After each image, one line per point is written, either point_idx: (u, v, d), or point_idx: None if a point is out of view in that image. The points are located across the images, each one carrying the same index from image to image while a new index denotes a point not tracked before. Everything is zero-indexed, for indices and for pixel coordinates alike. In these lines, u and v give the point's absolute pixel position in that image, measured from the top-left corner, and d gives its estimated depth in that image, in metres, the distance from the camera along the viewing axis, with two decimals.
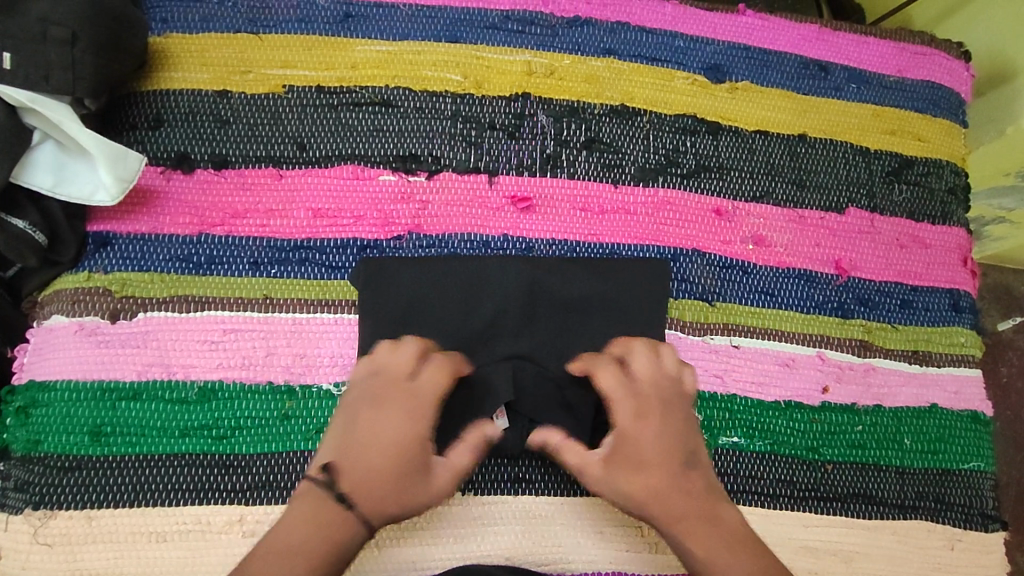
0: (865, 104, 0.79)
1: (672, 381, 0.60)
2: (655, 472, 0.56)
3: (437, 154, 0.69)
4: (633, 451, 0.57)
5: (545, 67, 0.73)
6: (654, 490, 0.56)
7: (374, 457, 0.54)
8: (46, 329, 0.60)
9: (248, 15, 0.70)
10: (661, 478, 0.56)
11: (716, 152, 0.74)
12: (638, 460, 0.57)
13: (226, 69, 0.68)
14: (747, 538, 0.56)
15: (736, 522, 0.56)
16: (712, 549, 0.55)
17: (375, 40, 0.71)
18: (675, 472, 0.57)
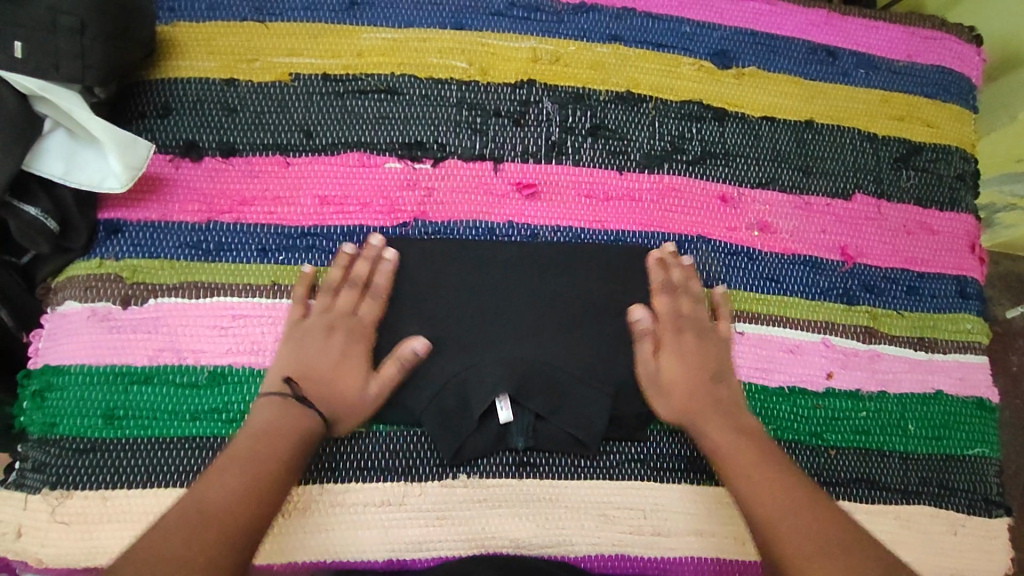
0: (873, 90, 0.78)
1: (702, 313, 0.66)
2: (689, 385, 0.62)
3: (442, 141, 0.69)
4: (688, 344, 0.64)
5: (551, 54, 0.73)
6: (686, 375, 0.63)
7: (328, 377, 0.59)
8: (60, 315, 0.61)
9: (254, 3, 0.70)
10: (691, 384, 0.62)
11: (722, 138, 0.74)
12: (679, 379, 0.63)
13: (233, 57, 0.69)
14: (760, 438, 0.60)
15: (756, 427, 0.61)
16: (727, 445, 0.60)
17: (381, 28, 0.71)
18: (705, 383, 0.63)
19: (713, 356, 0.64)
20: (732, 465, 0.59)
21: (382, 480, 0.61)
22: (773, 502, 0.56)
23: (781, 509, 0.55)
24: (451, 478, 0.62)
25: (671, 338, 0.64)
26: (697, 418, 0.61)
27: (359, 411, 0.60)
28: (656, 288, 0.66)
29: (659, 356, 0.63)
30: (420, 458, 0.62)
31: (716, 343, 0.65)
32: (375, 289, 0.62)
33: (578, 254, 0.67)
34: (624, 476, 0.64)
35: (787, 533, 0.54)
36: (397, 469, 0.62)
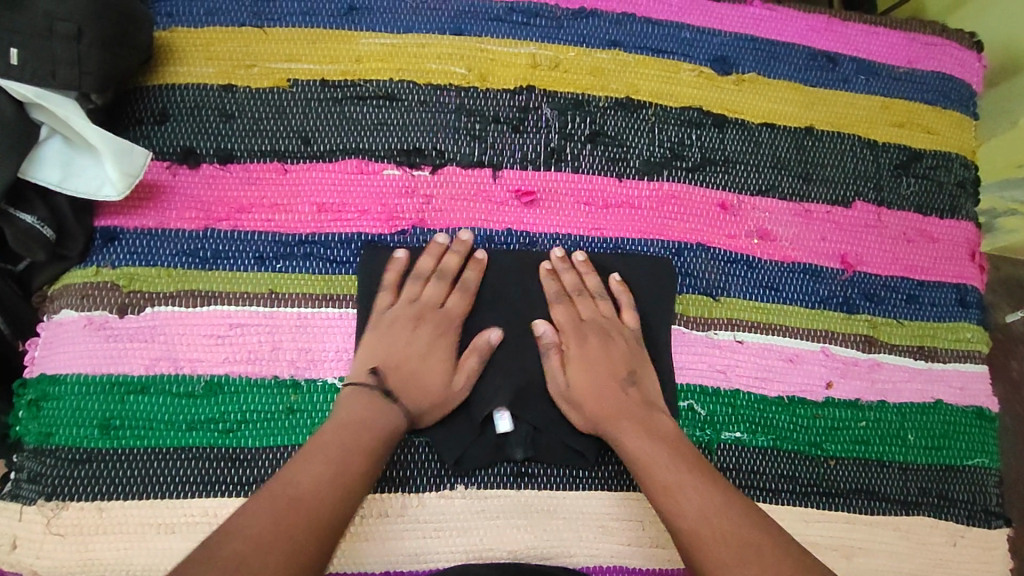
0: (874, 96, 0.78)
1: (611, 318, 0.65)
2: (594, 393, 0.61)
3: (440, 148, 0.69)
4: (586, 350, 0.63)
5: (550, 60, 0.73)
6: (590, 382, 0.61)
7: (422, 369, 0.60)
8: (55, 324, 0.61)
9: (251, 8, 0.70)
10: (598, 390, 0.61)
11: (722, 145, 0.74)
12: (566, 385, 0.62)
13: (230, 63, 0.68)
14: (678, 442, 0.59)
15: (671, 429, 0.60)
16: (643, 448, 0.58)
17: (379, 34, 0.71)
18: (615, 386, 0.61)
19: (603, 362, 0.62)
20: (637, 466, 0.58)
21: (381, 491, 0.61)
22: (694, 506, 0.54)
23: (687, 509, 0.54)
24: (449, 488, 0.62)
25: (577, 348, 0.63)
26: (609, 424, 0.60)
27: (437, 403, 0.60)
28: (553, 299, 0.65)
29: (568, 371, 0.62)
30: (419, 468, 0.62)
31: (613, 345, 0.63)
32: (465, 282, 0.63)
33: (575, 262, 0.66)
34: (624, 486, 0.64)
35: (684, 535, 0.53)
36: (396, 479, 0.61)
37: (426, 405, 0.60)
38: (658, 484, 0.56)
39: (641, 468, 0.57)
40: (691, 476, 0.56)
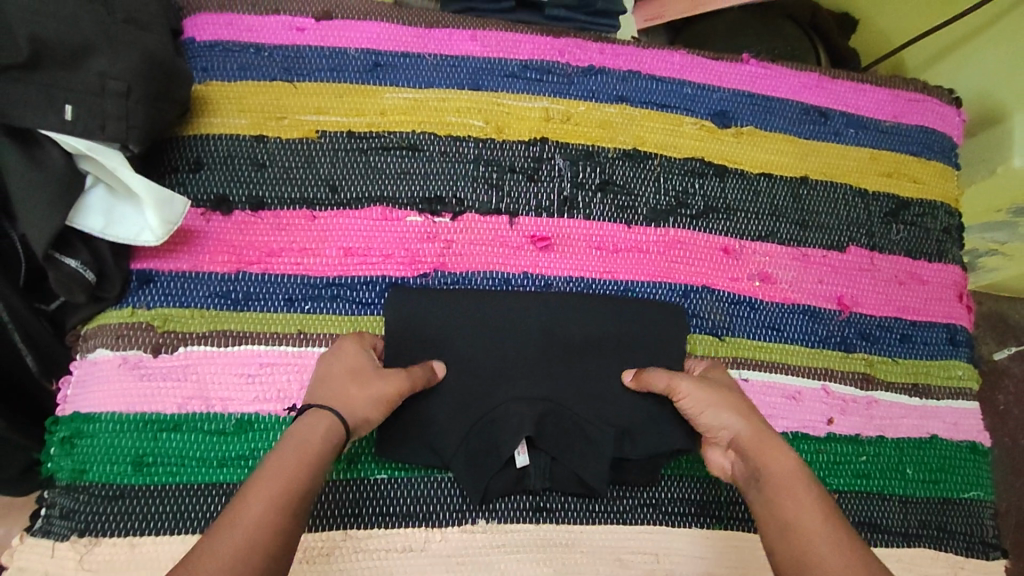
0: (863, 148, 0.84)
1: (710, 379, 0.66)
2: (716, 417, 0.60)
3: (460, 196, 0.73)
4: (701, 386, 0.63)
5: (562, 113, 0.78)
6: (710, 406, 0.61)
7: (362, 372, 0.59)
8: (90, 363, 0.63)
9: (282, 64, 0.74)
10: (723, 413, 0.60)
11: (724, 194, 0.79)
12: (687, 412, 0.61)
13: (262, 115, 0.73)
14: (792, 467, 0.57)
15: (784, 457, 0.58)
16: (775, 466, 0.56)
17: (402, 88, 0.76)
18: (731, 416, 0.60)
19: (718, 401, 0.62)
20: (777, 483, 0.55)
21: (404, 525, 0.63)
22: (826, 514, 0.52)
23: (814, 512, 0.52)
24: (470, 523, 0.64)
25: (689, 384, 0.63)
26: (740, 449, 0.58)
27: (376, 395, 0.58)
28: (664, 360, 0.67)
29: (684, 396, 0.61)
30: (440, 503, 0.64)
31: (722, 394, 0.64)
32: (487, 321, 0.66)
33: (595, 299, 0.69)
34: (637, 520, 0.66)
35: (801, 533, 0.51)
36: (419, 514, 0.63)
37: (355, 393, 0.57)
38: (781, 477, 0.55)
39: (767, 461, 0.56)
40: (822, 491, 0.54)
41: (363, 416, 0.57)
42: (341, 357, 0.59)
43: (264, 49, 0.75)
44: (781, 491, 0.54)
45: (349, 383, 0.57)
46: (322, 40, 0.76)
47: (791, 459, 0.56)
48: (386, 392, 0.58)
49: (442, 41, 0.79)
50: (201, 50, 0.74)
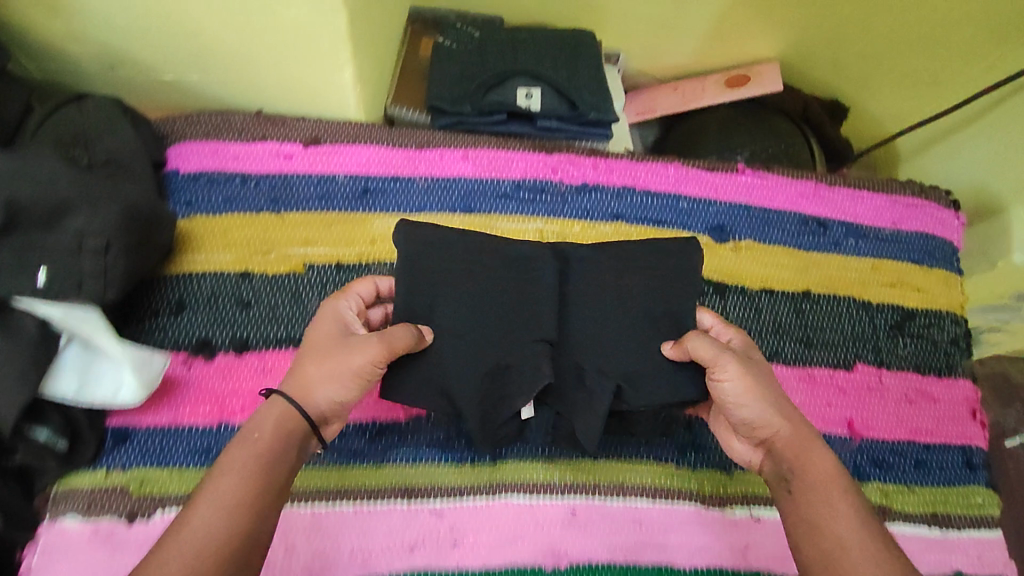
0: (864, 258, 0.82)
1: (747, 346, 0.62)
2: (758, 403, 0.56)
3: None
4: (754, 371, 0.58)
5: (557, 234, 0.77)
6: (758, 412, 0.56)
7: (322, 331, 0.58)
8: (58, 532, 0.59)
9: (269, 193, 0.73)
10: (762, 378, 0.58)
11: (725, 312, 0.76)
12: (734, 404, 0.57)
13: (248, 250, 0.70)
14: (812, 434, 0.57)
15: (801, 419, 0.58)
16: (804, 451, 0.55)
17: (391, 215, 0.74)
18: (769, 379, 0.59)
19: (756, 365, 0.59)
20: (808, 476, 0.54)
21: None
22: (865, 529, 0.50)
23: (851, 524, 0.50)
24: None
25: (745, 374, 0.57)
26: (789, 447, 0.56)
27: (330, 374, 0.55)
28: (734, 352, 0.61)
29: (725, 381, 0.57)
30: None
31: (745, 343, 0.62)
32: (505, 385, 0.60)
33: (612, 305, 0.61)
34: None
35: (834, 539, 0.50)
36: None
37: (314, 366, 0.56)
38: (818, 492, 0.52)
39: (804, 463, 0.54)
40: (860, 498, 0.53)
41: (324, 399, 0.55)
42: (317, 324, 0.59)
43: (251, 178, 0.73)
44: (806, 471, 0.54)
45: (306, 356, 0.56)
46: (310, 167, 0.74)
47: (830, 458, 0.55)
48: (341, 368, 0.55)
49: (433, 161, 0.77)
50: (185, 181, 0.72)
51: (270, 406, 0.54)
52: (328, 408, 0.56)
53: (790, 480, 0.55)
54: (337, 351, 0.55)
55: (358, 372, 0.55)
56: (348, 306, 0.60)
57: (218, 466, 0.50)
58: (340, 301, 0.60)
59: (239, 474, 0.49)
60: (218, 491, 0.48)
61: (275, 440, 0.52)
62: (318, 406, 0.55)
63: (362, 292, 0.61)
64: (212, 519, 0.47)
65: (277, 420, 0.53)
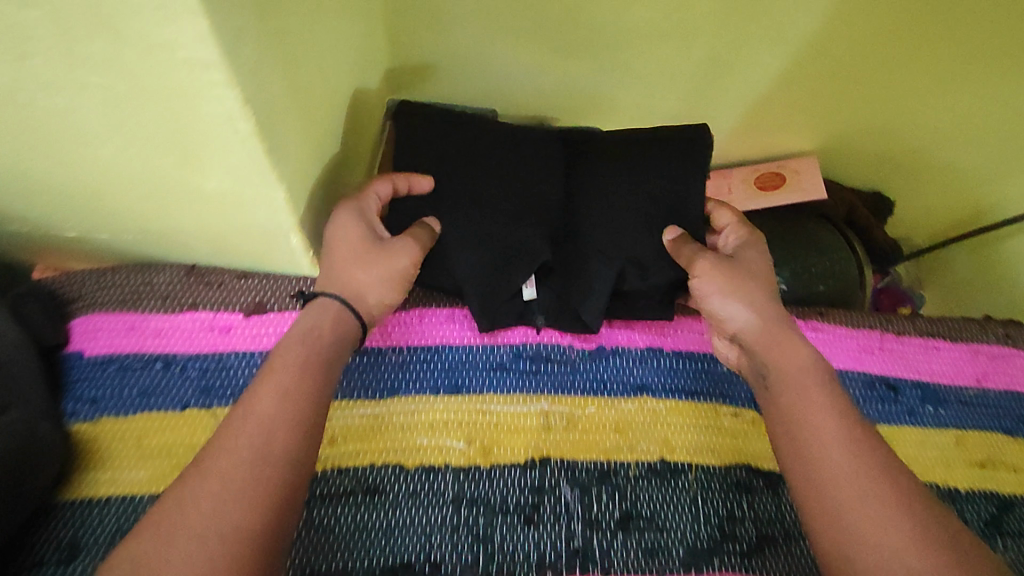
0: (946, 430, 0.66)
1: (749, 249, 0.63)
2: (757, 311, 0.58)
3: (435, 561, 0.53)
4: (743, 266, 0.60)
5: (565, 418, 0.61)
6: (750, 308, 0.58)
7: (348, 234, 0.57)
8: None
9: (199, 381, 0.57)
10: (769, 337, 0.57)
11: (782, 515, 0.58)
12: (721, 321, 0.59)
13: (170, 463, 0.53)
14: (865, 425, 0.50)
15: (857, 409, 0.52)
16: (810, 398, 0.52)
17: (359, 402, 0.60)
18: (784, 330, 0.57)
19: (754, 279, 0.60)
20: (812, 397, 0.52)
21: None
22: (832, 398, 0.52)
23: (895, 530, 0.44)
24: None
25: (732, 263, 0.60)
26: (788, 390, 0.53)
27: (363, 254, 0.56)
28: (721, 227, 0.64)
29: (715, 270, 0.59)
30: None
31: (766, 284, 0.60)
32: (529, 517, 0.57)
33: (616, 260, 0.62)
34: None
35: (840, 504, 0.46)
36: None
37: (362, 273, 0.56)
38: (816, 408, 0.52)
39: (802, 402, 0.52)
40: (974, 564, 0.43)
41: (375, 300, 0.57)
42: (334, 249, 0.57)
43: (175, 361, 0.57)
44: (805, 424, 0.51)
45: (351, 266, 0.56)
46: (253, 342, 0.58)
47: (813, 354, 0.56)
48: (390, 272, 0.58)
49: (413, 327, 0.65)
50: (90, 369, 0.56)
51: (325, 313, 0.55)
52: (376, 307, 0.58)
53: (769, 386, 0.55)
54: (385, 263, 0.57)
55: (404, 273, 0.58)
56: (361, 209, 0.58)
57: (271, 363, 0.51)
58: (369, 291, 0.57)
59: (295, 377, 0.50)
60: (228, 472, 0.43)
61: (283, 407, 0.47)
62: (340, 358, 0.54)
63: (380, 193, 0.60)
64: (213, 491, 0.42)
65: (334, 320, 0.55)
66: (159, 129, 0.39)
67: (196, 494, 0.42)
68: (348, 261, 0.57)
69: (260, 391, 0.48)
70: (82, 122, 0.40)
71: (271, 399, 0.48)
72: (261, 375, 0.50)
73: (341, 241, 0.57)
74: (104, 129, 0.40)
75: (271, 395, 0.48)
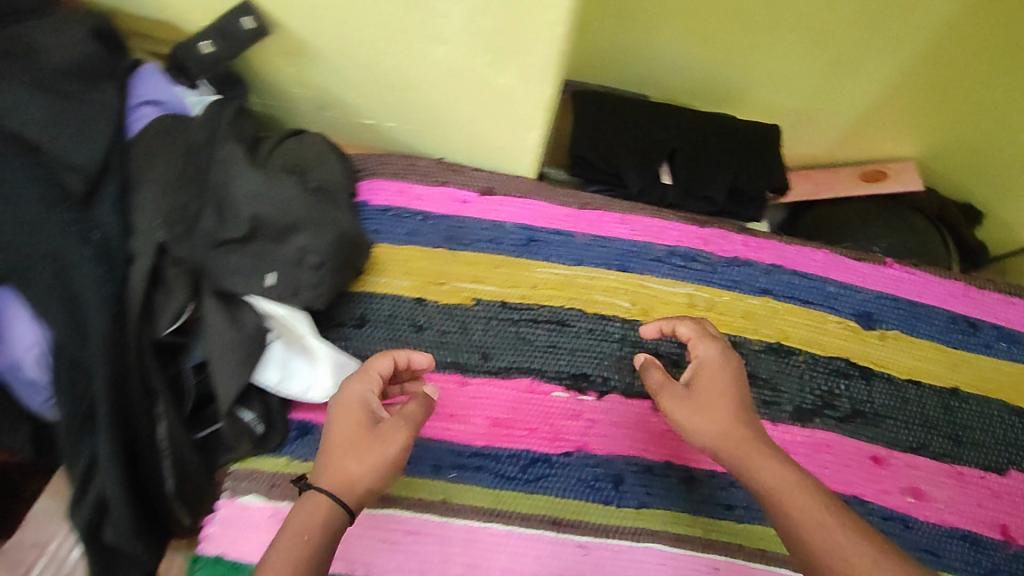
0: (1017, 363, 0.81)
1: (730, 365, 0.59)
2: (729, 417, 0.56)
3: (606, 375, 0.74)
4: (711, 387, 0.57)
5: (706, 300, 0.79)
6: (718, 429, 0.55)
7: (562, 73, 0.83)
8: (240, 504, 0.65)
9: (446, 232, 0.79)
10: (734, 441, 0.54)
11: (871, 398, 0.77)
12: (690, 422, 0.57)
13: (425, 279, 0.76)
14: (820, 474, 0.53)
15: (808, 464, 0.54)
16: (782, 478, 0.51)
17: (554, 263, 0.79)
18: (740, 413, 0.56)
19: (727, 392, 0.57)
20: (769, 508, 0.51)
21: None
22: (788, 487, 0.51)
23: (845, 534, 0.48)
24: None
25: (692, 389, 0.58)
26: (737, 455, 0.54)
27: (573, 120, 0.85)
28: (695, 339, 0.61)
29: (687, 410, 0.57)
30: None
31: (727, 380, 0.58)
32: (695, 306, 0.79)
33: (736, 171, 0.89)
34: None
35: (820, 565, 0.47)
36: None
37: (354, 462, 0.52)
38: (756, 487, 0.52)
39: (749, 468, 0.53)
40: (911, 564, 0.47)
41: (364, 485, 0.51)
42: (338, 414, 0.55)
43: (432, 217, 0.79)
44: (780, 512, 0.50)
45: (342, 452, 0.52)
46: (484, 213, 0.80)
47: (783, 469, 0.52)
48: (384, 461, 0.52)
49: (595, 220, 0.82)
50: (374, 214, 0.79)
51: (317, 502, 0.50)
52: (363, 496, 0.52)
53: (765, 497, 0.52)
54: (374, 442, 0.53)
55: (393, 460, 0.52)
56: (371, 395, 0.57)
57: (292, 524, 0.49)
58: (366, 384, 0.57)
59: (310, 509, 0.50)
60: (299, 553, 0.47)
61: (315, 530, 0.49)
62: (376, 490, 0.52)
63: (381, 371, 0.59)
64: None
65: (326, 511, 0.50)
66: (497, 33, 0.63)
67: (271, 565, 0.47)
68: (349, 445, 0.52)
69: (285, 541, 0.48)
70: (446, 23, 0.63)
71: (318, 511, 0.50)
72: (279, 530, 0.49)
73: (355, 390, 0.56)
74: (462, 32, 0.64)
75: (304, 511, 0.50)
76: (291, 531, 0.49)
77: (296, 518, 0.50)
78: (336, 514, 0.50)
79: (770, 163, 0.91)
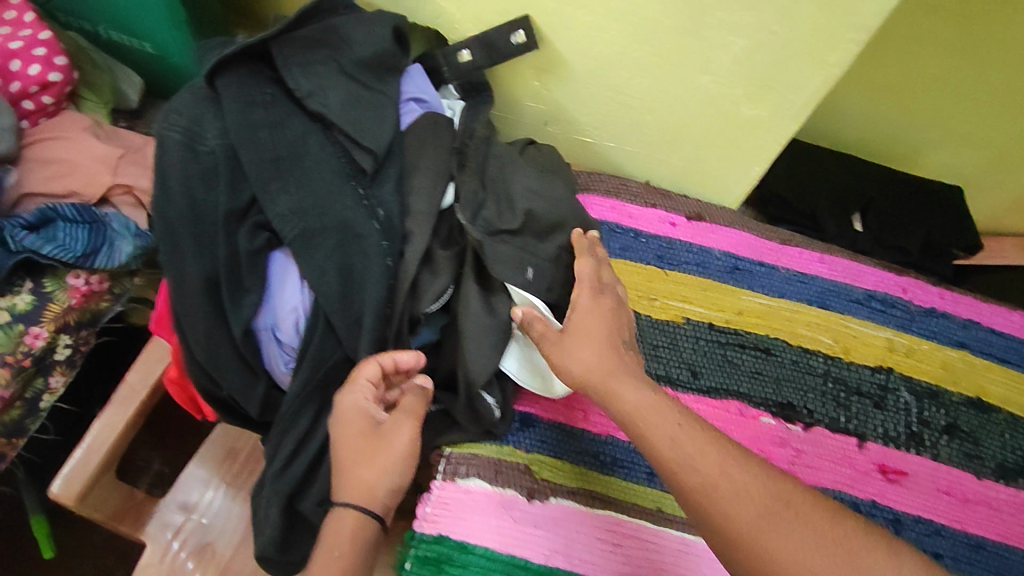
0: None
1: (601, 305, 0.63)
2: (598, 351, 0.60)
3: (810, 407, 0.75)
4: (584, 326, 0.61)
5: (905, 347, 0.80)
6: (593, 365, 0.59)
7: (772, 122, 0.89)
8: (464, 488, 0.67)
9: (657, 251, 0.82)
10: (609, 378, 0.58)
11: None
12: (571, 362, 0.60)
13: (637, 293, 0.79)
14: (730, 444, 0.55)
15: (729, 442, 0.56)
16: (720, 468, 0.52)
17: (759, 293, 0.81)
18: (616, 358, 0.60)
19: (598, 336, 0.61)
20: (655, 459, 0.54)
21: None
22: (710, 456, 0.53)
23: (764, 513, 0.50)
24: None
25: (573, 324, 0.62)
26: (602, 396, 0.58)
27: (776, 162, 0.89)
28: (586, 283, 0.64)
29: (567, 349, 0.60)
30: None
31: (601, 320, 0.62)
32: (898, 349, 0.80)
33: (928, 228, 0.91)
34: None
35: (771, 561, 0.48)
36: None
37: (369, 469, 0.59)
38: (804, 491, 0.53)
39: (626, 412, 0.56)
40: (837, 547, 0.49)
41: (384, 488, 0.59)
42: (341, 423, 0.61)
43: (642, 235, 0.83)
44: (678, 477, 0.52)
45: (356, 462, 0.59)
46: (692, 237, 0.83)
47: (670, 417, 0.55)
48: (382, 463, 0.60)
49: (795, 256, 0.84)
50: None
51: (346, 515, 0.58)
52: (386, 498, 0.60)
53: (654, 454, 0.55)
54: (382, 448, 0.60)
55: (406, 453, 0.61)
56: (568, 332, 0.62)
57: (325, 540, 0.57)
58: (357, 393, 0.61)
59: (347, 523, 0.57)
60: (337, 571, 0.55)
61: (355, 537, 0.57)
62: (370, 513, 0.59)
63: (370, 377, 0.61)
64: None
65: (352, 528, 0.57)
66: (768, 69, 0.66)
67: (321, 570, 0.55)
68: (586, 351, 0.60)
69: (322, 559, 0.56)
70: (719, 56, 0.66)
71: (344, 525, 0.57)
72: (319, 546, 0.57)
73: (361, 399, 0.61)
74: (731, 66, 0.67)
75: (339, 521, 0.57)
76: (322, 548, 0.56)
77: (330, 531, 0.57)
78: (363, 523, 0.58)
79: (960, 221, 0.93)
